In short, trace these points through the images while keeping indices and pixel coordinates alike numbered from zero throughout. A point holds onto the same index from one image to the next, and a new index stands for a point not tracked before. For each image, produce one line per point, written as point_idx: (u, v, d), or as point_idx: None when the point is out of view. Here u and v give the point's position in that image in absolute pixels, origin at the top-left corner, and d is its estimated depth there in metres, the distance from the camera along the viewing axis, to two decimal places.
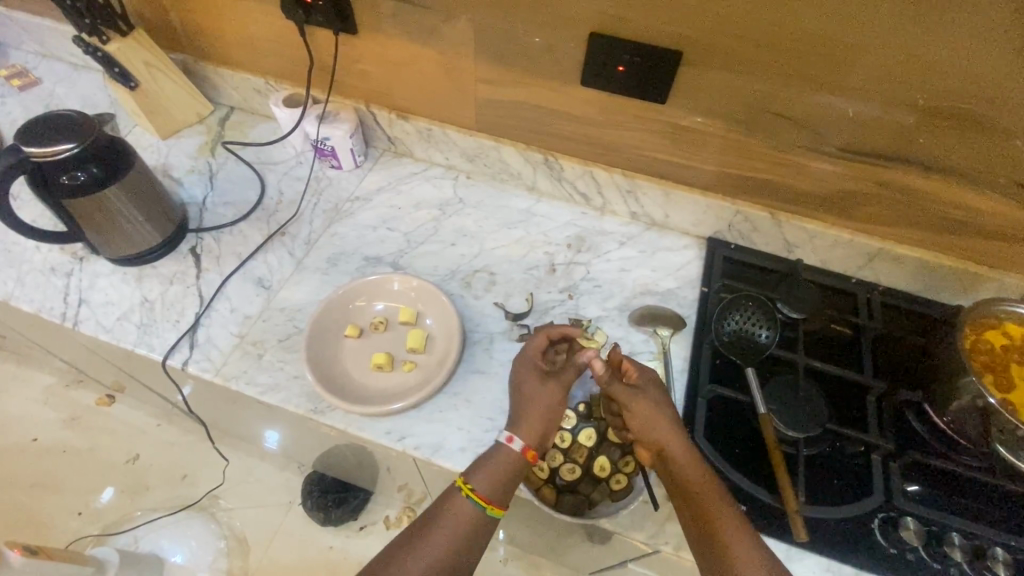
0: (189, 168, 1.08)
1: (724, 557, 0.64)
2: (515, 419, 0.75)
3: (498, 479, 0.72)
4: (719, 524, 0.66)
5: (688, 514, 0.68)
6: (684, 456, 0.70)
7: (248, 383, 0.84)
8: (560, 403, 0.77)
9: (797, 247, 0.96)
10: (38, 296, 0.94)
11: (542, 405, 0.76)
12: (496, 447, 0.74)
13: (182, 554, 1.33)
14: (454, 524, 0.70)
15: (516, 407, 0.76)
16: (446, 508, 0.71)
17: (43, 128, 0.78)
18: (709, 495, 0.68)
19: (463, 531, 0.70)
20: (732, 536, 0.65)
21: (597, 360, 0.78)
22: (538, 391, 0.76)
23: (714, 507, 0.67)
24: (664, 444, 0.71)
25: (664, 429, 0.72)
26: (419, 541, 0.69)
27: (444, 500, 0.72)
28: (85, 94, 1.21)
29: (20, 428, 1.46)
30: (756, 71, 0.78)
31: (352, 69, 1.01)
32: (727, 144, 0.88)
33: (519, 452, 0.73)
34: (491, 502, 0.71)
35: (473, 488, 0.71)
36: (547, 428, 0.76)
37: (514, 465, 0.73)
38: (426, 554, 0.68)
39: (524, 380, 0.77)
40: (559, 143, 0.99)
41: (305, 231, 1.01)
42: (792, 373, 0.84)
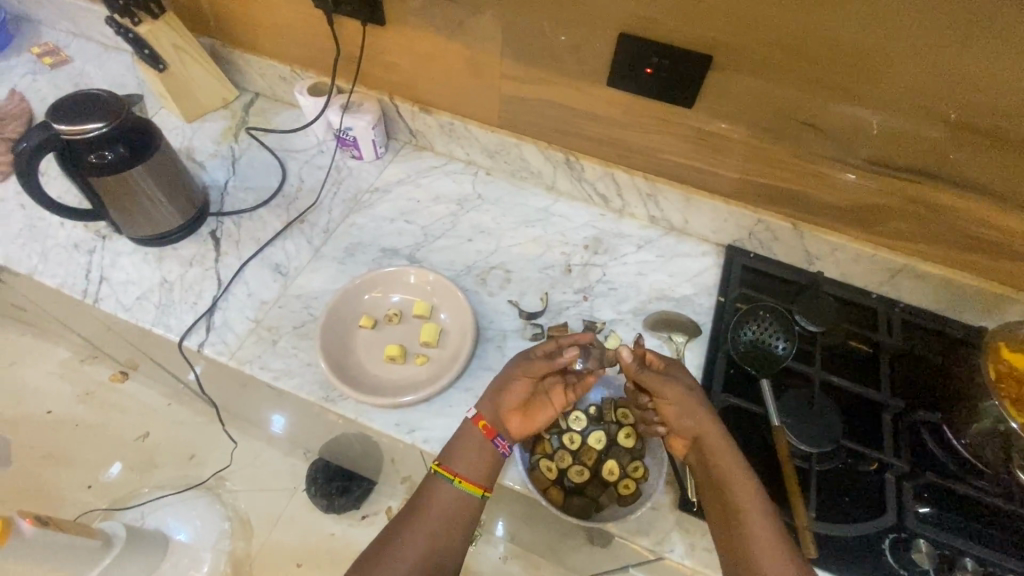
0: (212, 153, 1.09)
1: (750, 554, 0.64)
2: (485, 394, 0.77)
3: (462, 452, 0.74)
4: (748, 519, 0.65)
5: (718, 508, 0.68)
6: (719, 447, 0.70)
7: (262, 367, 0.85)
8: (521, 387, 0.75)
9: (818, 259, 0.95)
10: (60, 272, 0.96)
11: (499, 384, 0.76)
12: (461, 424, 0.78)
13: (187, 533, 1.35)
14: (430, 521, 0.72)
15: (492, 385, 0.77)
16: (420, 505, 0.73)
17: (73, 106, 0.79)
18: (742, 492, 0.67)
19: (440, 527, 0.72)
20: (757, 528, 0.65)
21: (626, 352, 0.74)
22: (509, 371, 0.77)
23: (744, 500, 0.66)
24: (699, 432, 0.71)
25: (698, 418, 0.71)
26: (406, 534, 0.71)
27: (420, 498, 0.74)
28: (114, 75, 1.22)
29: (36, 400, 1.49)
30: (785, 78, 0.77)
31: (377, 60, 1.01)
32: (751, 152, 0.87)
33: (470, 422, 0.76)
34: (457, 474, 0.73)
35: (440, 463, 0.75)
36: (502, 406, 0.75)
37: (475, 437, 0.75)
38: (407, 554, 0.70)
39: (509, 363, 0.78)
40: (581, 143, 0.99)
41: (324, 220, 1.01)
42: (809, 387, 0.83)
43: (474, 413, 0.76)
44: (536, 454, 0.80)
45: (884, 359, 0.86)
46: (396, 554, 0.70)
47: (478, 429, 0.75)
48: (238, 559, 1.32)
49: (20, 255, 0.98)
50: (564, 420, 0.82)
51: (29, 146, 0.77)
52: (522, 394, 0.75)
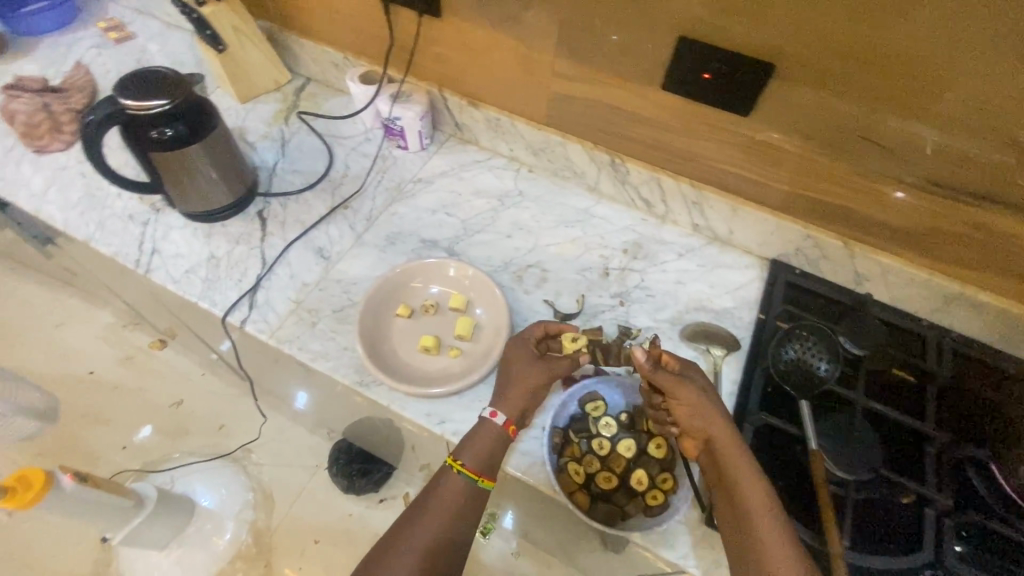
0: (263, 134, 1.12)
1: (761, 565, 0.61)
2: (504, 398, 0.75)
3: (488, 453, 0.73)
4: (758, 523, 0.63)
5: (729, 516, 0.66)
6: (732, 449, 0.68)
7: (300, 348, 0.87)
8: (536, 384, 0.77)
9: (867, 280, 0.92)
10: (116, 241, 0.99)
11: (528, 389, 0.76)
12: (479, 422, 0.75)
13: (211, 499, 1.39)
14: (434, 519, 0.70)
15: (510, 389, 0.76)
16: (424, 504, 0.72)
17: (137, 82, 0.81)
18: (755, 499, 0.64)
19: (443, 525, 0.70)
20: (768, 534, 0.62)
21: (638, 351, 0.70)
22: (532, 376, 0.77)
23: (755, 504, 0.64)
24: (710, 434, 0.69)
25: (709, 418, 0.70)
26: (420, 520, 0.71)
27: (425, 495, 0.73)
28: (174, 53, 1.26)
29: (80, 360, 1.56)
30: (849, 92, 0.74)
31: (429, 52, 1.02)
32: (806, 165, 0.85)
33: (502, 427, 0.74)
34: (482, 474, 0.72)
35: (462, 462, 0.73)
36: (529, 407, 0.77)
37: (500, 440, 0.74)
38: (410, 552, 0.68)
39: (522, 366, 0.77)
40: (628, 146, 0.97)
41: (367, 207, 1.02)
42: (849, 413, 0.81)
43: (507, 420, 0.74)
44: (565, 456, 0.79)
45: (932, 389, 0.83)
46: (399, 553, 0.68)
47: (510, 434, 0.74)
48: (259, 530, 1.36)
49: (79, 223, 1.02)
50: (594, 424, 0.80)
51: (96, 119, 0.80)
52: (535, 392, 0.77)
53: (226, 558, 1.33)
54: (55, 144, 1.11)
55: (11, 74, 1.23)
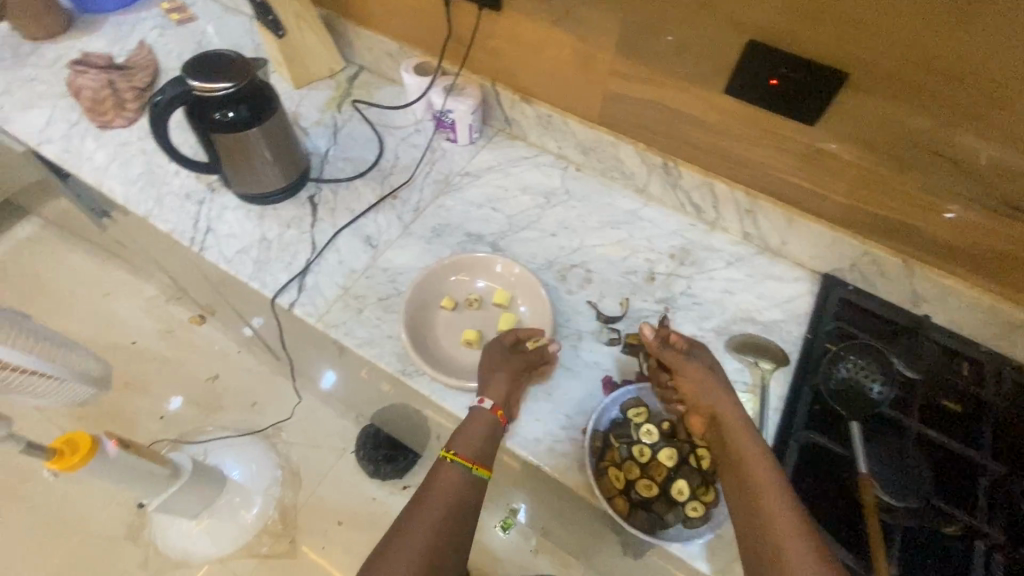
0: (316, 120, 1.13)
1: (771, 543, 0.59)
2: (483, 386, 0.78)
3: (478, 437, 0.73)
4: (764, 494, 0.62)
5: (742, 505, 0.63)
6: (736, 424, 0.69)
7: (346, 333, 0.88)
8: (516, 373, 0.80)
9: (925, 301, 0.88)
10: (172, 218, 1.02)
11: (506, 375, 0.78)
12: (471, 415, 0.76)
13: (241, 472, 1.41)
14: (429, 519, 0.67)
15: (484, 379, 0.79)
16: (418, 505, 0.69)
17: (205, 64, 0.82)
18: (760, 470, 0.64)
19: (440, 525, 0.67)
20: (775, 505, 0.61)
21: (648, 328, 0.76)
22: (506, 364, 0.80)
23: (762, 475, 0.63)
24: (716, 409, 0.70)
25: (716, 394, 0.71)
26: (419, 513, 0.68)
27: (420, 495, 0.70)
28: (232, 36, 1.28)
29: (125, 330, 1.61)
30: (924, 105, 0.71)
31: (485, 45, 1.01)
32: (869, 178, 0.82)
33: (489, 411, 0.75)
34: (475, 461, 0.72)
35: (453, 451, 0.72)
36: (511, 395, 0.78)
37: (491, 426, 0.75)
38: (405, 554, 0.64)
39: (495, 358, 0.80)
40: (682, 150, 0.96)
41: (415, 198, 1.03)
42: (902, 438, 0.79)
43: (492, 403, 0.76)
44: (604, 461, 0.78)
45: (988, 419, 0.80)
46: (394, 558, 0.64)
47: (497, 417, 0.76)
48: (286, 508, 1.40)
49: (138, 198, 1.05)
50: (635, 431, 0.79)
51: (164, 99, 0.83)
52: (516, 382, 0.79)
53: (253, 532, 1.37)
54: (117, 121, 1.14)
55: (78, 50, 1.27)
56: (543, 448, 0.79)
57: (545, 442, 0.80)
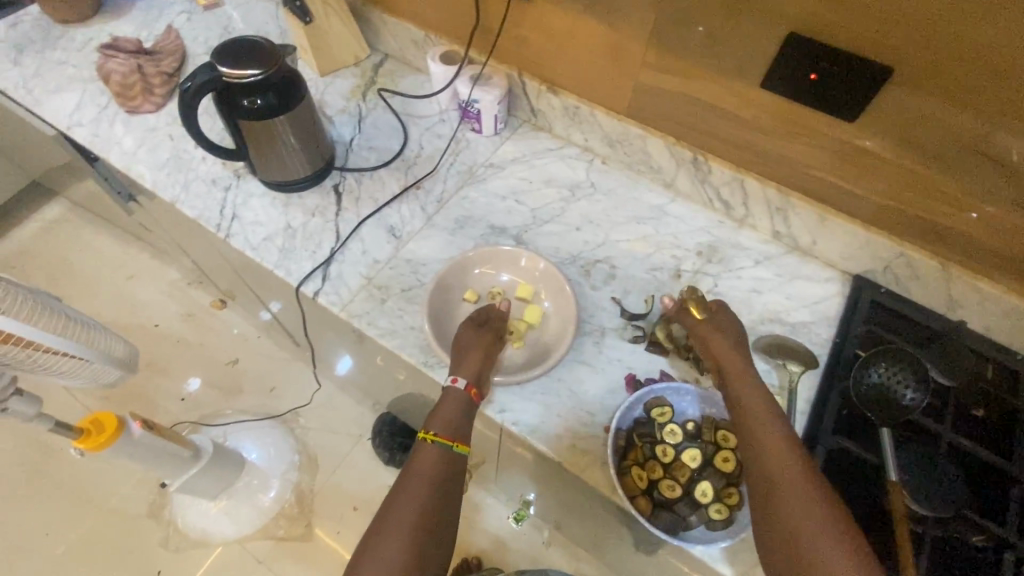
0: (341, 108, 1.13)
1: (764, 468, 0.64)
2: (456, 366, 0.79)
3: (456, 413, 0.76)
4: (757, 427, 0.67)
5: (776, 514, 0.60)
6: (736, 370, 0.74)
7: (369, 323, 0.88)
8: (484, 340, 0.82)
9: (961, 306, 0.86)
10: (198, 204, 1.03)
11: (480, 354, 0.80)
12: (446, 396, 0.77)
13: (259, 454, 1.44)
14: (413, 497, 0.69)
15: (456, 358, 0.80)
16: (397, 493, 0.70)
17: (235, 50, 0.82)
18: (754, 407, 0.69)
19: (421, 509, 0.68)
20: (766, 436, 0.66)
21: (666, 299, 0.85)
22: (475, 341, 0.82)
23: (755, 412, 0.69)
24: (719, 361, 0.76)
25: (719, 348, 0.76)
26: (403, 493, 0.70)
27: (398, 485, 0.71)
28: (258, 21, 1.28)
29: (149, 312, 1.64)
30: (975, 104, 0.68)
31: (514, 34, 1.00)
32: (910, 178, 0.79)
33: (464, 390, 0.77)
34: (456, 439, 0.75)
35: (431, 432, 0.75)
36: (484, 372, 0.80)
37: (466, 404, 0.77)
38: (394, 534, 0.66)
39: (464, 338, 0.82)
40: (713, 144, 0.93)
41: (439, 189, 1.02)
42: (933, 446, 0.77)
43: (466, 382, 0.77)
44: (628, 460, 0.77)
45: None
46: (382, 542, 0.65)
47: (472, 395, 0.77)
48: (303, 492, 1.42)
49: (165, 183, 1.06)
50: (659, 430, 0.78)
51: (194, 85, 0.82)
52: (492, 350, 0.82)
53: (271, 514, 1.39)
54: (145, 105, 1.15)
55: (107, 34, 1.28)
56: (564, 444, 0.79)
57: (566, 439, 0.79)
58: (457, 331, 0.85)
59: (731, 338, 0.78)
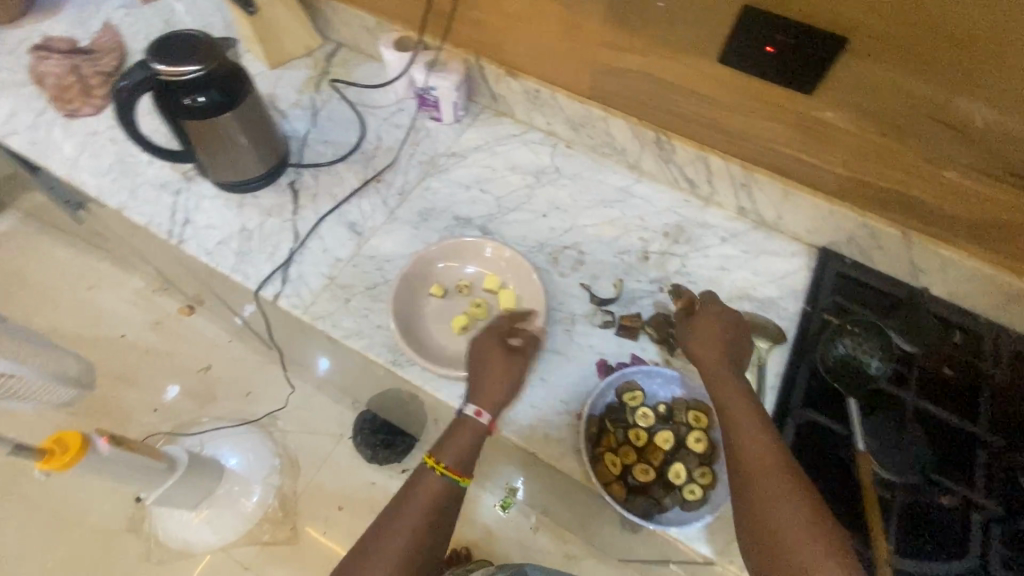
0: (294, 102, 1.08)
1: (735, 457, 0.64)
2: (480, 394, 0.75)
3: (472, 444, 0.74)
4: (726, 414, 0.67)
5: (752, 517, 0.60)
6: (705, 355, 0.72)
7: (333, 325, 0.86)
8: (512, 371, 0.76)
9: (923, 273, 0.87)
10: (148, 210, 0.99)
11: (510, 382, 0.76)
12: (463, 426, 0.74)
13: (238, 460, 1.41)
14: (418, 503, 0.70)
15: (482, 384, 0.75)
16: (405, 495, 0.71)
17: (170, 46, 0.78)
18: (722, 393, 0.69)
19: (417, 536, 0.68)
20: (735, 424, 0.66)
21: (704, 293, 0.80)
22: (507, 369, 0.76)
23: (724, 398, 0.68)
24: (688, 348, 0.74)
25: (689, 338, 0.75)
26: (410, 499, 0.71)
27: (399, 503, 0.71)
28: (201, 13, 1.21)
29: (112, 323, 1.58)
30: (929, 71, 0.68)
31: (469, 17, 0.96)
32: (868, 148, 0.79)
33: (485, 427, 0.74)
34: (464, 473, 0.73)
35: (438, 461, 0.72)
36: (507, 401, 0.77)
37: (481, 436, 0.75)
38: (396, 534, 0.68)
39: (495, 362, 0.77)
40: (675, 122, 0.92)
41: (400, 181, 0.99)
42: (900, 413, 0.78)
43: (489, 418, 0.74)
44: (600, 447, 0.77)
45: (986, 390, 0.80)
46: (385, 538, 0.68)
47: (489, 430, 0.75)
48: (286, 496, 1.39)
49: (112, 190, 1.01)
50: (630, 414, 0.79)
51: (130, 84, 0.79)
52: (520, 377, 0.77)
53: (254, 520, 1.37)
54: (85, 109, 1.09)
55: (40, 34, 1.21)
56: (538, 434, 0.78)
57: (539, 429, 0.79)
58: (478, 345, 0.79)
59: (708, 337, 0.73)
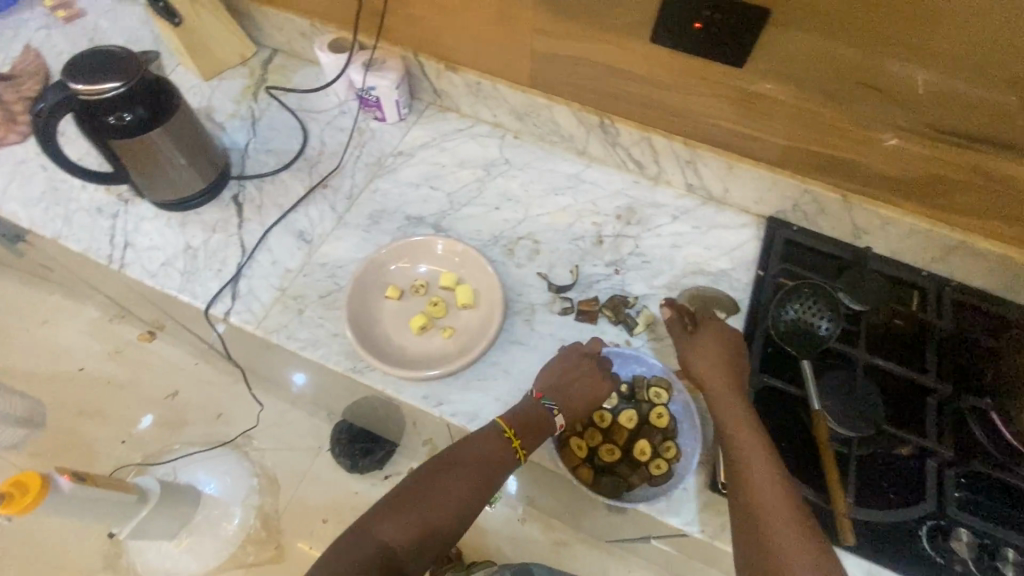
0: (232, 112, 1.06)
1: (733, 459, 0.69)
2: (567, 402, 0.77)
3: (544, 431, 0.75)
4: (724, 419, 0.72)
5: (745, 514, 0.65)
6: (704, 365, 0.76)
7: (288, 337, 0.84)
8: (602, 384, 0.78)
9: (866, 234, 0.89)
10: (85, 236, 0.95)
11: (595, 395, 0.78)
12: (544, 424, 0.75)
13: (216, 486, 1.38)
14: (476, 463, 0.72)
15: (573, 395, 0.77)
16: (466, 450, 0.73)
17: (88, 64, 0.75)
18: (720, 400, 0.73)
19: (454, 505, 0.70)
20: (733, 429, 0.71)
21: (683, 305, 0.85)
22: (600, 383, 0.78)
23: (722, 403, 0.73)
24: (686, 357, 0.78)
25: (691, 350, 0.79)
26: (468, 458, 0.73)
27: (444, 466, 0.72)
28: (128, 28, 1.17)
29: (68, 357, 1.52)
30: (847, 36, 0.70)
31: (402, 14, 0.95)
32: (802, 115, 0.81)
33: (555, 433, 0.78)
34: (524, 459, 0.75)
35: (522, 443, 0.74)
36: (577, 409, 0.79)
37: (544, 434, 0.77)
38: (449, 487, 0.71)
39: (597, 377, 0.78)
40: (616, 105, 0.93)
41: (348, 185, 0.98)
42: (851, 370, 0.80)
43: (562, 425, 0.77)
44: (566, 432, 0.80)
45: (930, 340, 0.83)
46: (438, 486, 0.71)
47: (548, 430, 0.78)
48: (267, 515, 1.36)
49: (44, 219, 0.97)
50: None
51: (47, 107, 0.75)
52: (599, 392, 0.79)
53: (237, 543, 1.34)
54: (10, 137, 1.04)
55: None
56: None
57: None
58: (586, 363, 0.79)
59: (722, 352, 0.77)
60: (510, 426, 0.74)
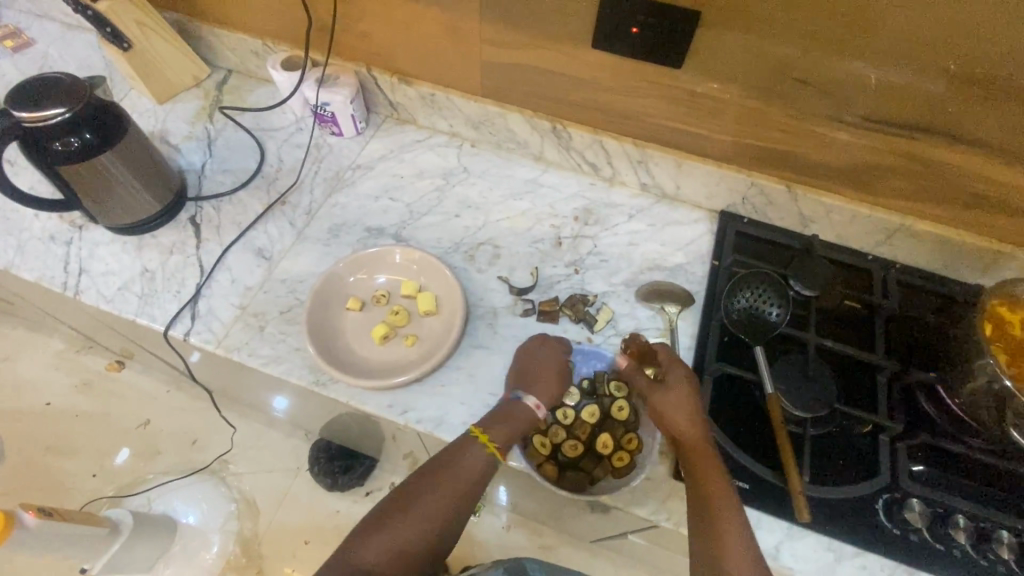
0: (187, 134, 1.05)
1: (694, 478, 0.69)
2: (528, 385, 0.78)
3: (517, 426, 0.75)
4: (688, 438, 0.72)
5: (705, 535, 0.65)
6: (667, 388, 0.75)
7: (249, 354, 0.84)
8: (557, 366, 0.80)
9: (814, 222, 0.93)
10: (39, 265, 0.94)
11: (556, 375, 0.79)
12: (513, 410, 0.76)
13: (194, 515, 1.36)
14: (458, 478, 0.72)
15: (530, 380, 0.78)
16: (450, 463, 0.73)
17: (32, 93, 0.75)
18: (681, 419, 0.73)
19: (436, 522, 0.70)
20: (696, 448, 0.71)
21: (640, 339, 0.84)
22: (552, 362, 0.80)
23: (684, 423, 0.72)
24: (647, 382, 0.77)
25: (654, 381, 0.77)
26: (451, 472, 0.72)
27: (427, 479, 0.72)
28: (79, 55, 1.16)
29: (32, 392, 1.49)
30: (775, 34, 0.73)
31: (352, 30, 0.97)
32: (742, 112, 0.84)
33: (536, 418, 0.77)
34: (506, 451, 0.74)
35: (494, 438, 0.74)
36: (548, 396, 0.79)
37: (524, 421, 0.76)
38: (432, 503, 0.70)
39: (546, 357, 0.80)
40: (567, 110, 0.95)
41: (306, 201, 0.98)
42: (804, 353, 0.83)
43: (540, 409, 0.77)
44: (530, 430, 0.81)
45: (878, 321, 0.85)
46: (421, 501, 0.71)
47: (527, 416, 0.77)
48: (246, 540, 1.33)
49: None
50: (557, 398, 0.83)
51: None
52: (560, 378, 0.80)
53: (216, 571, 1.31)
54: None
55: None
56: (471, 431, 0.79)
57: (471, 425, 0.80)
58: (532, 353, 0.81)
59: (697, 394, 0.75)
60: (482, 428, 0.74)
